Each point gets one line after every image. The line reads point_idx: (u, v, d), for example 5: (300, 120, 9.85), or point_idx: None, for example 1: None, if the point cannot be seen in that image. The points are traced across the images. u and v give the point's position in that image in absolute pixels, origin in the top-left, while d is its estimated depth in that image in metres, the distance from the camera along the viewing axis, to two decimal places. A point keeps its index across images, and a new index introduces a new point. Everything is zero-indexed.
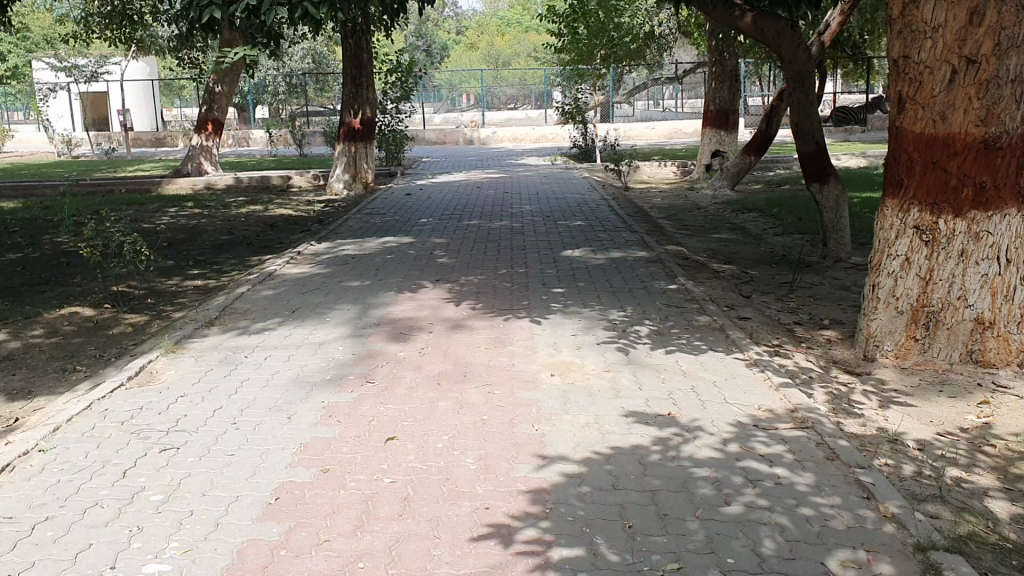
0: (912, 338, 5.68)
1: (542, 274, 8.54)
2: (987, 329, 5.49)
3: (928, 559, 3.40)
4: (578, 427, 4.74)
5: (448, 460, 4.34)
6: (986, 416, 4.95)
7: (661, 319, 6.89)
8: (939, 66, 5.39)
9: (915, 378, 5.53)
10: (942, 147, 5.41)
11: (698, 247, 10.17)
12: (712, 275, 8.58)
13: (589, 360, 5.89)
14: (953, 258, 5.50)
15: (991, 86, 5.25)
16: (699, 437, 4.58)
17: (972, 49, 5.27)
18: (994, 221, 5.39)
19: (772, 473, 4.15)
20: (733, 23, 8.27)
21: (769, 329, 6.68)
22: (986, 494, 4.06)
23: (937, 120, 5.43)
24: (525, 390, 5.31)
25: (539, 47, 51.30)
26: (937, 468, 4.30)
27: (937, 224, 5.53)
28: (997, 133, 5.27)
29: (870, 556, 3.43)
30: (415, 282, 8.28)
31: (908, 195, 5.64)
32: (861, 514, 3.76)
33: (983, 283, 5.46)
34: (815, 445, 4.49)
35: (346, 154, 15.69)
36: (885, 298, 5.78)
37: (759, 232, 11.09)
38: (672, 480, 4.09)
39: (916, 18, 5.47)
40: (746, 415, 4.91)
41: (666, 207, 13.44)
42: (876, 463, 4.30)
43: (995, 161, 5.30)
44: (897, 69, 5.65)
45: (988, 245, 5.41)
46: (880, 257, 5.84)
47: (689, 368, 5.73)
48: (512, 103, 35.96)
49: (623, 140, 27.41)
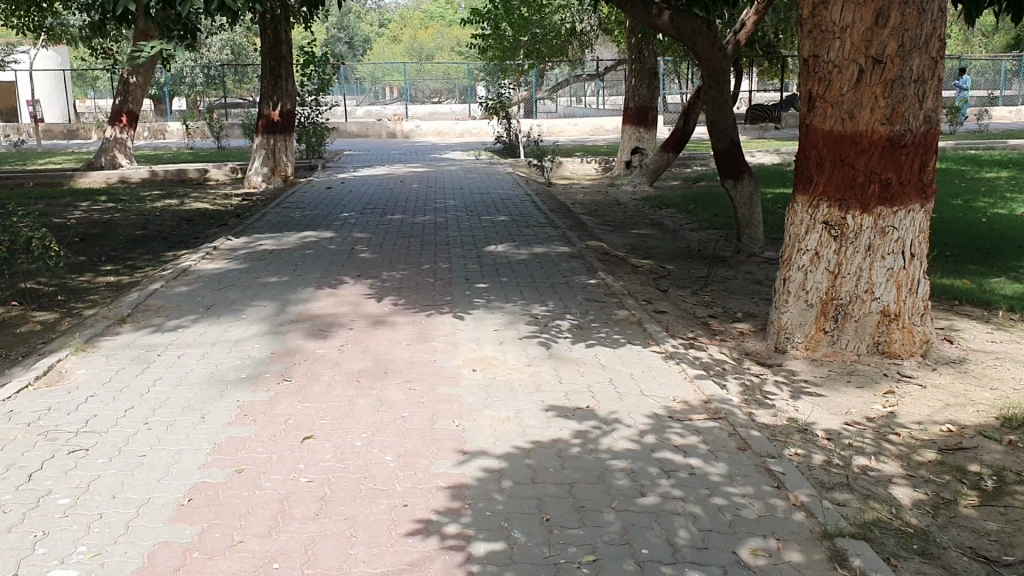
0: (821, 330, 5.86)
1: (463, 270, 8.52)
2: (892, 322, 5.72)
3: (835, 546, 3.49)
4: (497, 422, 4.75)
5: (366, 458, 4.30)
6: (890, 405, 5.12)
7: (581, 313, 6.94)
8: (847, 66, 5.54)
9: (824, 369, 5.70)
10: (850, 144, 5.57)
11: (618, 242, 10.29)
12: (631, 270, 8.68)
13: (510, 355, 5.90)
14: (860, 253, 5.68)
15: (896, 86, 5.42)
16: (617, 430, 4.63)
17: (877, 50, 5.43)
18: (899, 216, 5.60)
19: (686, 464, 4.22)
20: (650, 21, 8.41)
21: (684, 323, 6.79)
22: (890, 481, 4.20)
23: (845, 119, 5.58)
24: (444, 386, 5.30)
25: (462, 42, 51.03)
26: (844, 457, 4.43)
27: (845, 220, 5.69)
28: (901, 131, 5.46)
29: (780, 544, 3.52)
30: (335, 278, 8.18)
31: (818, 191, 5.79)
32: (771, 503, 3.85)
33: (888, 276, 5.67)
34: (728, 436, 4.57)
35: (265, 146, 15.38)
36: (796, 292, 5.93)
37: (676, 228, 11.26)
38: (590, 472, 4.13)
39: (825, 18, 5.61)
40: (661, 407, 4.98)
41: (587, 203, 13.53)
42: (786, 453, 4.41)
43: (899, 159, 5.49)
44: (807, 68, 5.78)
45: (894, 240, 5.62)
46: (791, 251, 5.99)
47: (607, 361, 5.78)
48: (436, 97, 35.78)
49: (546, 136, 27.52)
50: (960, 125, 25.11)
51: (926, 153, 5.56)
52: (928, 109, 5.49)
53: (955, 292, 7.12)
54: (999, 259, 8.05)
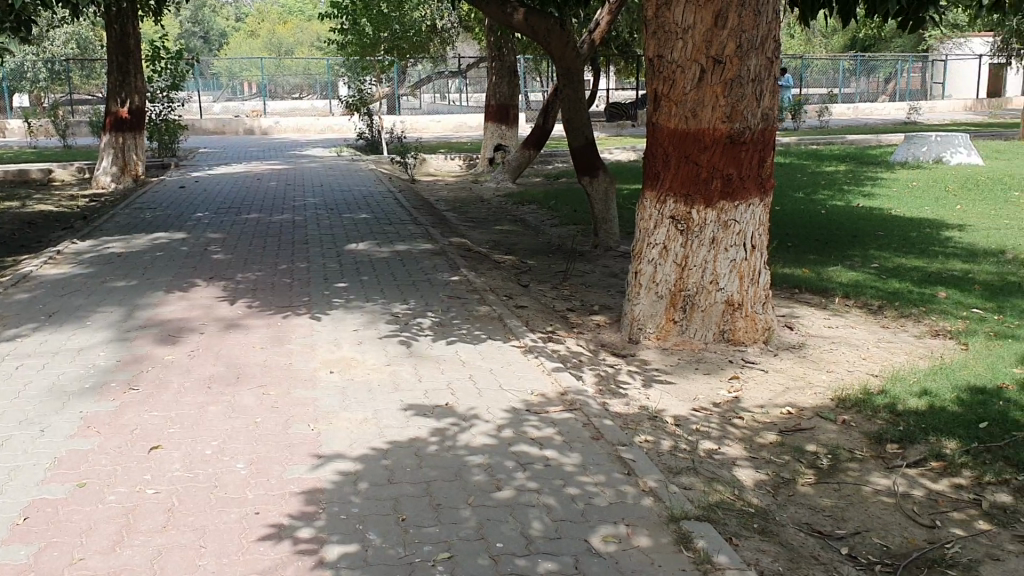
0: (671, 320, 6.07)
1: (322, 269, 8.39)
2: (736, 310, 6.01)
3: (680, 529, 3.62)
4: (354, 424, 4.70)
5: (217, 466, 4.19)
6: (735, 389, 5.36)
7: (441, 310, 6.95)
8: (689, 66, 5.74)
9: (675, 357, 5.92)
10: (693, 141, 5.78)
11: (480, 239, 10.35)
12: (493, 266, 8.75)
13: (368, 355, 5.85)
14: (705, 246, 5.92)
15: (735, 85, 5.67)
16: (474, 425, 4.67)
17: (717, 50, 5.66)
18: (740, 210, 5.87)
19: (541, 456, 4.29)
20: (505, 20, 8.47)
21: (543, 317, 6.89)
22: (733, 464, 4.40)
23: (688, 117, 5.79)
24: (300, 389, 5.21)
25: (322, 38, 50.18)
26: (691, 442, 4.61)
27: (691, 214, 5.91)
28: (740, 129, 5.72)
29: (629, 530, 3.63)
30: (187, 281, 7.91)
31: (664, 187, 5.98)
32: (621, 490, 3.97)
33: (732, 268, 5.94)
34: (583, 427, 4.67)
35: (113, 145, 14.71)
36: (646, 284, 6.12)
37: (537, 223, 11.42)
38: (447, 469, 4.15)
39: (667, 19, 5.79)
40: (519, 400, 5.04)
41: (450, 200, 13.56)
42: (637, 441, 4.54)
43: (739, 156, 5.76)
44: (651, 68, 5.96)
45: (735, 232, 5.89)
46: (640, 246, 6.17)
47: (466, 357, 5.80)
48: (296, 93, 35.07)
49: (409, 133, 27.41)
50: (803, 123, 26.39)
51: (763, 149, 5.85)
52: (764, 107, 5.78)
53: (797, 281, 7.49)
54: (837, 249, 8.52)
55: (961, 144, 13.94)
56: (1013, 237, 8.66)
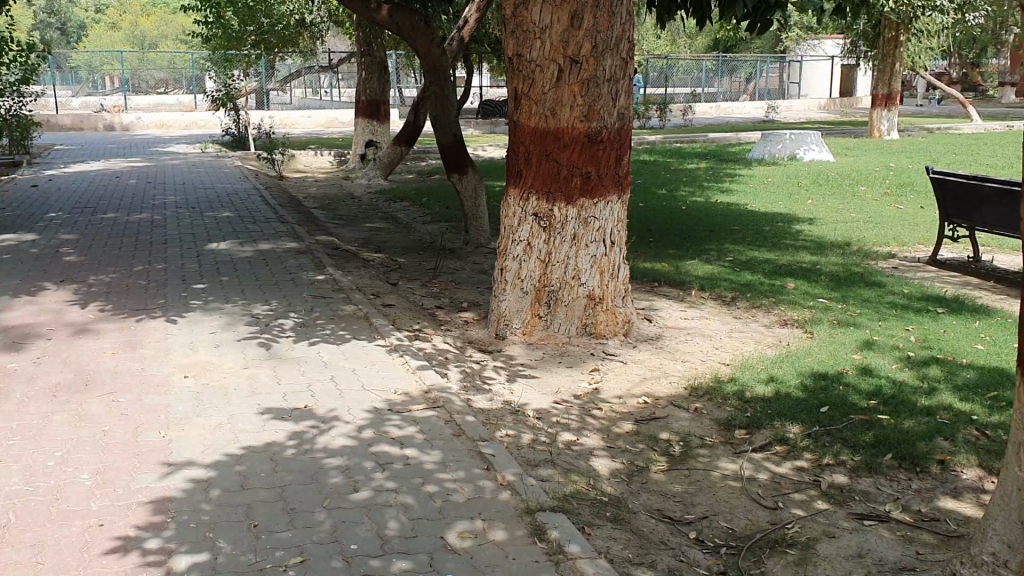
0: (536, 315, 6.15)
1: (182, 270, 8.13)
2: (597, 305, 6.14)
3: (535, 521, 3.67)
4: (209, 430, 4.58)
5: (59, 479, 4.01)
6: (596, 381, 5.48)
7: (305, 311, 6.83)
8: (548, 65, 5.82)
9: (539, 352, 5.99)
10: (553, 140, 5.88)
11: (349, 237, 10.23)
12: (360, 264, 8.66)
13: (226, 359, 5.70)
14: (567, 242, 6.02)
15: (592, 85, 5.79)
16: (334, 427, 4.61)
17: (574, 50, 5.76)
18: (599, 207, 6.01)
19: (401, 455, 4.27)
20: (368, 15, 8.42)
21: (410, 315, 6.87)
22: (591, 454, 4.50)
23: (548, 116, 5.88)
24: (153, 396, 5.04)
25: (188, 31, 48.59)
26: (551, 435, 4.68)
27: (552, 212, 6.00)
28: (598, 128, 5.85)
29: (485, 524, 3.65)
30: (34, 284, 7.53)
31: (526, 184, 6.04)
32: (479, 485, 3.99)
33: (593, 263, 6.07)
34: (444, 423, 4.67)
35: None
36: (511, 281, 6.17)
37: (408, 220, 11.37)
38: (303, 473, 4.09)
39: (526, 19, 5.84)
40: (380, 400, 5.01)
41: (320, 198, 13.35)
42: (497, 436, 4.58)
43: (597, 154, 5.90)
44: (511, 67, 6.00)
45: (596, 229, 6.02)
46: (505, 243, 6.21)
47: (328, 358, 5.72)
48: (159, 88, 33.83)
49: (279, 129, 26.82)
50: (668, 121, 27.14)
51: (620, 147, 6.01)
52: (619, 107, 5.94)
53: (657, 274, 7.70)
54: (696, 243, 8.80)
55: (813, 142, 14.62)
56: (858, 230, 9.14)
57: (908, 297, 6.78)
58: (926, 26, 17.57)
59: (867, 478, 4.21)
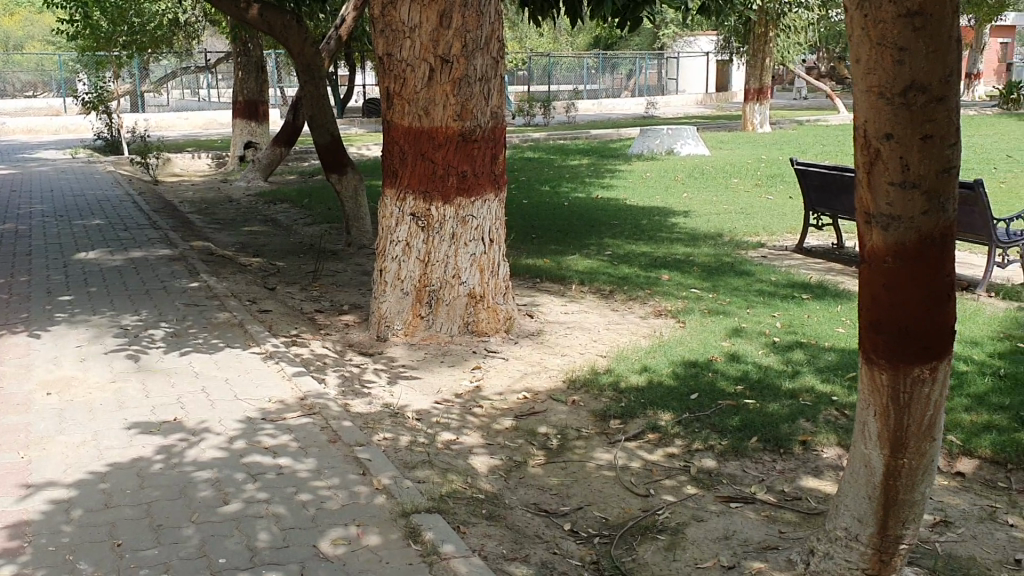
0: (417, 316, 6.11)
1: (47, 282, 7.79)
2: (478, 303, 6.15)
3: (410, 523, 3.65)
4: (71, 448, 4.40)
5: None
6: (476, 379, 5.50)
7: (178, 320, 6.63)
8: (419, 64, 5.80)
9: (421, 352, 5.97)
10: (427, 139, 5.86)
11: (226, 242, 9.99)
12: (238, 269, 8.47)
13: (92, 373, 5.49)
14: (446, 241, 6.01)
15: (463, 84, 5.80)
16: (205, 439, 4.49)
17: (444, 50, 5.76)
18: (476, 205, 6.03)
19: (274, 464, 4.20)
20: (239, 15, 8.25)
21: (288, 320, 6.74)
22: (469, 453, 4.51)
23: (421, 115, 5.85)
24: (11, 416, 4.81)
25: (55, 31, 46.55)
26: (429, 435, 4.67)
27: (430, 211, 5.98)
28: (471, 127, 5.87)
29: (359, 530, 3.62)
30: None
31: (403, 184, 6.01)
32: (355, 491, 3.95)
33: (472, 262, 6.08)
34: (319, 430, 4.61)
35: None
36: (391, 281, 6.12)
37: (288, 223, 11.18)
38: (171, 488, 3.97)
39: (395, 18, 5.80)
40: (255, 409, 4.91)
41: (197, 202, 12.99)
42: (375, 439, 4.54)
43: (472, 153, 5.91)
44: (382, 67, 5.95)
45: (474, 227, 6.04)
46: (383, 244, 6.16)
47: (201, 368, 5.57)
48: (25, 91, 32.31)
49: (155, 131, 25.98)
50: (553, 117, 27.44)
51: (494, 146, 6.03)
52: (492, 105, 5.97)
53: (538, 270, 7.77)
54: (576, 238, 8.92)
55: (689, 136, 15.01)
56: (731, 221, 9.44)
57: (776, 285, 7.04)
58: (793, 23, 18.26)
59: (735, 461, 4.35)
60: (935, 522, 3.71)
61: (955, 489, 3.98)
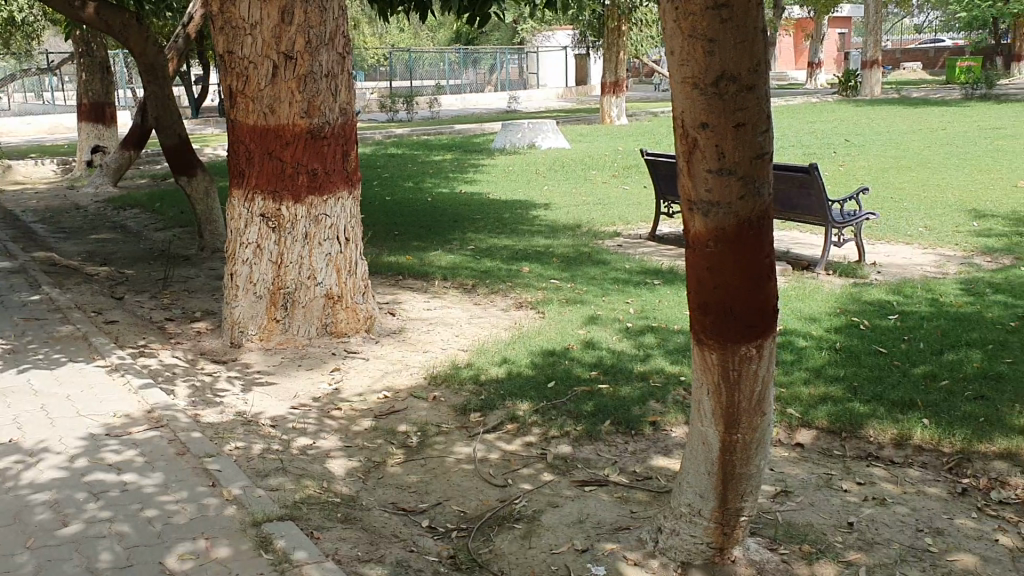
0: (273, 320, 5.97)
1: None
2: (337, 303, 6.06)
3: (261, 532, 3.57)
4: None
5: None
6: (335, 382, 5.42)
7: (16, 336, 6.28)
8: (261, 61, 5.66)
9: (278, 357, 5.83)
10: (274, 138, 5.73)
11: (71, 251, 9.52)
12: (83, 280, 8.09)
13: None
14: (299, 241, 5.90)
15: (309, 80, 5.70)
16: (43, 460, 4.27)
17: (287, 46, 5.65)
18: (329, 204, 5.94)
19: (118, 481, 4.03)
20: (74, 15, 7.76)
21: (137, 330, 6.48)
22: (326, 456, 4.44)
23: (266, 113, 5.72)
24: None
25: None
26: (284, 442, 4.58)
27: (280, 211, 5.86)
28: (319, 124, 5.78)
29: (208, 542, 3.51)
30: None
31: (251, 185, 5.86)
32: (204, 503, 3.83)
33: (328, 261, 5.99)
34: (167, 443, 4.45)
35: None
36: (244, 285, 5.96)
37: (139, 229, 10.75)
38: (5, 514, 3.76)
39: (233, 15, 5.64)
40: (98, 425, 4.70)
41: (40, 210, 12.35)
42: (226, 449, 4.41)
43: (322, 150, 5.82)
44: (223, 64, 5.78)
45: (328, 226, 5.95)
46: (234, 247, 6.00)
47: (40, 386, 5.29)
48: None
49: None
50: (416, 113, 27.32)
51: (345, 143, 5.96)
52: (341, 102, 5.89)
53: (398, 268, 7.72)
54: (437, 234, 8.91)
55: (549, 129, 15.23)
56: (588, 212, 9.62)
57: (631, 272, 7.22)
58: (645, 17, 18.76)
59: (589, 446, 4.44)
60: (776, 492, 3.86)
61: (795, 459, 4.15)
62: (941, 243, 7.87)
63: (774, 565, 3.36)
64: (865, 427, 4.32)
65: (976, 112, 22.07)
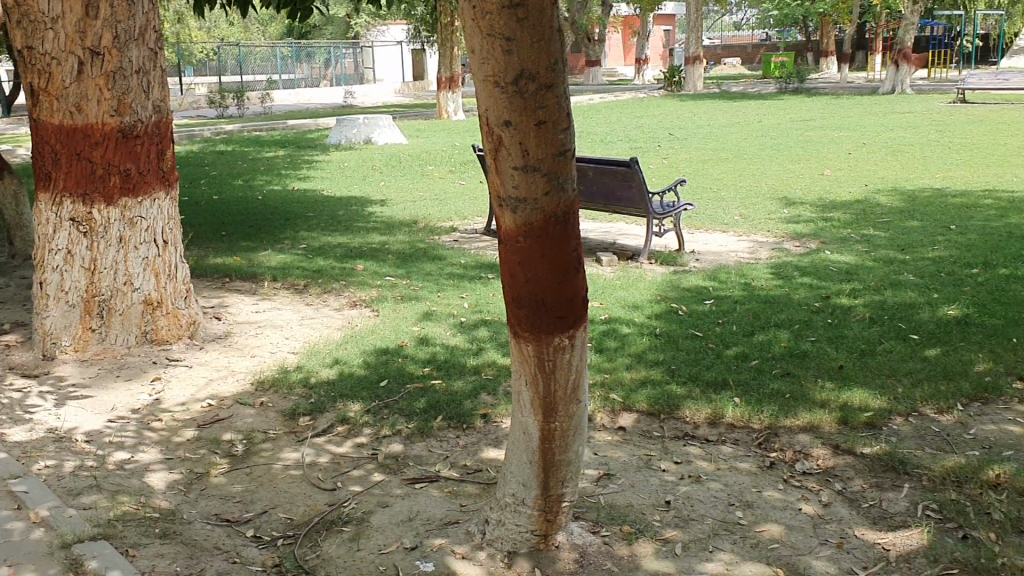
0: (87, 329, 5.67)
1: None
2: (156, 310, 5.82)
3: (72, 554, 3.39)
4: None
5: None
6: (157, 392, 5.21)
7: None
8: (65, 58, 5.35)
9: (94, 368, 5.53)
10: (82, 138, 5.44)
11: None
12: None
13: None
14: (113, 246, 5.65)
15: (117, 77, 5.44)
16: None
17: (92, 42, 5.36)
18: (145, 205, 5.71)
19: None
20: None
21: None
22: (146, 470, 4.27)
23: (72, 112, 5.41)
24: None
25: None
26: (101, 457, 4.37)
27: (91, 215, 5.60)
28: (131, 122, 5.53)
29: (12, 568, 3.30)
30: None
31: (58, 188, 5.55)
32: (8, 528, 3.60)
33: (145, 266, 5.77)
34: None
35: None
36: (54, 294, 5.65)
37: None
38: None
39: (31, 8, 5.29)
40: None
41: None
42: (35, 469, 4.17)
43: (135, 150, 5.58)
44: (22, 60, 5.42)
45: (144, 228, 5.73)
46: (41, 253, 5.66)
47: None
48: None
49: None
50: (248, 109, 26.55)
51: (159, 141, 5.72)
52: (154, 99, 5.65)
53: (226, 269, 7.49)
54: (268, 233, 8.70)
55: (384, 124, 15.14)
56: (423, 207, 9.64)
57: (464, 267, 7.28)
58: None
59: (420, 443, 4.45)
60: (599, 476, 3.97)
61: (617, 442, 4.28)
62: (756, 230, 8.32)
63: (596, 548, 3.46)
64: (682, 408, 4.52)
65: (790, 104, 23.42)
